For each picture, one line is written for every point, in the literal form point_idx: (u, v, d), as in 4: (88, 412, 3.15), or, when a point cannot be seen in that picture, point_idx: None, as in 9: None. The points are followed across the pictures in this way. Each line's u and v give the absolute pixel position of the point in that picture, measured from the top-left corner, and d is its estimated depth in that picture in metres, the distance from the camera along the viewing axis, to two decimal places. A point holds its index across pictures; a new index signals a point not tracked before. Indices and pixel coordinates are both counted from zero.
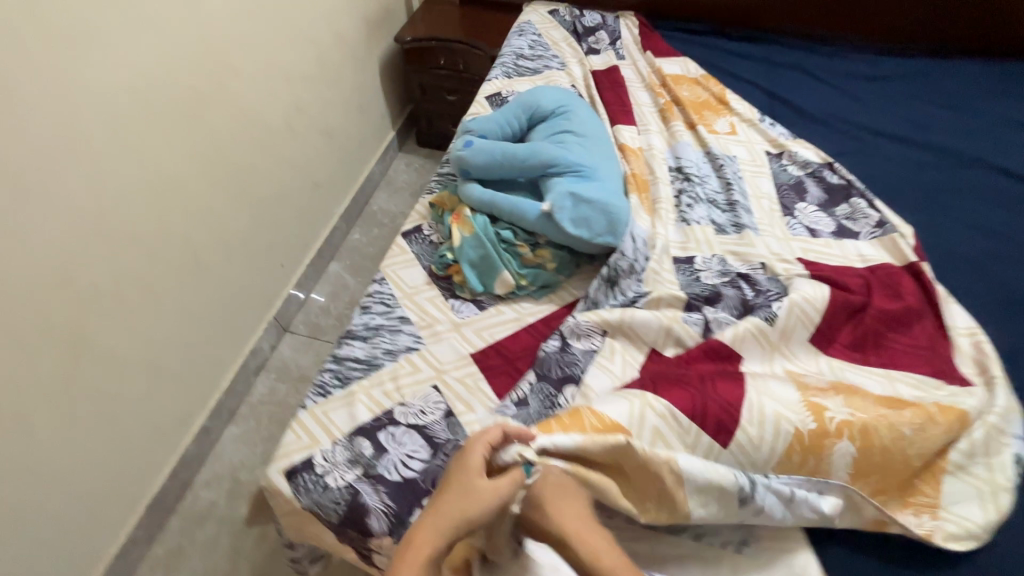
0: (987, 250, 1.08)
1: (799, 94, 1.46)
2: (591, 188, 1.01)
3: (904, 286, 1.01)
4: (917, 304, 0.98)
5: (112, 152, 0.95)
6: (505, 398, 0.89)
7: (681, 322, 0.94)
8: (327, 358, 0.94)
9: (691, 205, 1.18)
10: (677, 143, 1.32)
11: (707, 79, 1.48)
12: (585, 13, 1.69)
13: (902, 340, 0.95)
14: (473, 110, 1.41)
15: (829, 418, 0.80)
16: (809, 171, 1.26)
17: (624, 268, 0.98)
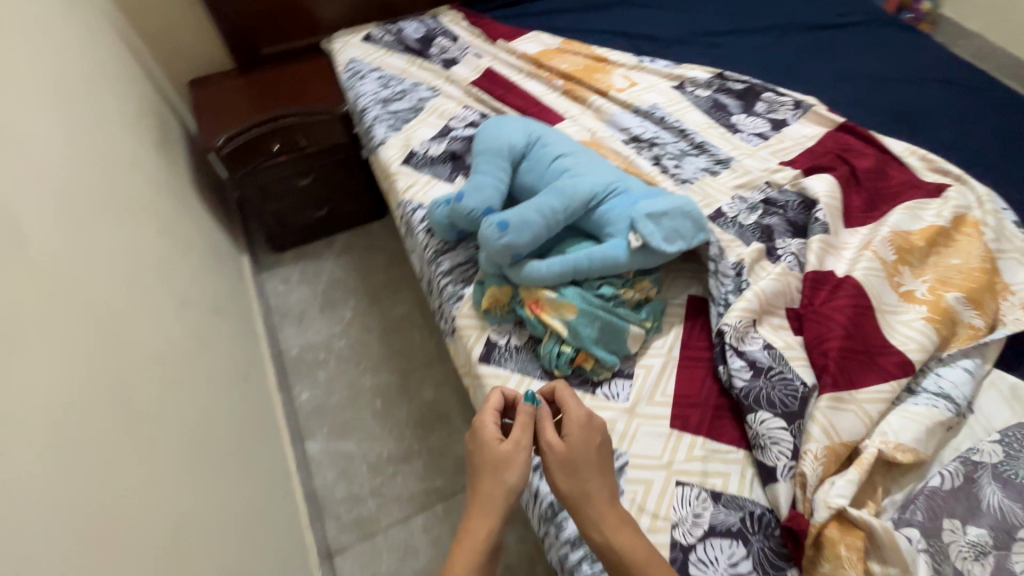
0: (856, 92, 1.37)
1: (642, 25, 1.55)
2: (649, 199, 0.95)
3: (856, 143, 1.22)
4: (876, 153, 1.19)
5: (111, 551, 0.53)
6: (747, 440, 0.83)
7: (788, 270, 0.99)
8: (568, 549, 0.77)
9: (675, 165, 1.20)
10: (611, 114, 1.29)
11: (571, 44, 1.46)
12: (401, 25, 1.47)
13: (894, 182, 1.15)
14: (402, 185, 1.16)
15: (921, 296, 0.97)
16: (715, 87, 1.38)
17: (717, 254, 0.99)
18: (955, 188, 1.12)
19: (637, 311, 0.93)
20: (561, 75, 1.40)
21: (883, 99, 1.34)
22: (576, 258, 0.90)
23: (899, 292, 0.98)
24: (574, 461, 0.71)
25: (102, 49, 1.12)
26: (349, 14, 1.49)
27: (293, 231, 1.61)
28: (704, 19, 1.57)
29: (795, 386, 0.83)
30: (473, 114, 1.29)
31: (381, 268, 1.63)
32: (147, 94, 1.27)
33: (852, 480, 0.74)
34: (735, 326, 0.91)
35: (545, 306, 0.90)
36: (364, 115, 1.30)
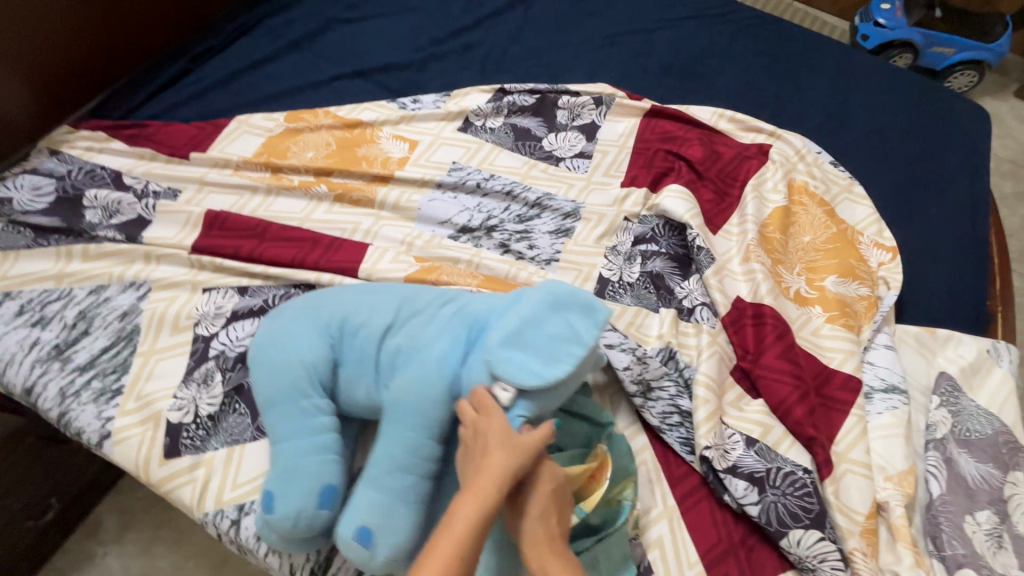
0: (635, 58, 1.23)
1: (373, 47, 1.15)
2: (510, 322, 0.66)
3: (671, 130, 1.10)
4: (695, 134, 1.10)
5: None
6: (789, 562, 0.73)
7: (711, 329, 0.87)
8: None
9: (528, 244, 0.95)
10: (418, 210, 0.95)
11: (301, 119, 1.02)
12: (6, 198, 0.86)
13: (726, 162, 1.07)
14: (188, 491, 0.70)
15: (810, 294, 0.95)
16: (505, 110, 1.11)
17: (640, 372, 0.82)
18: (773, 148, 1.10)
19: (615, 505, 0.71)
20: (314, 173, 0.97)
21: (662, 59, 1.24)
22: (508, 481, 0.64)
23: (792, 298, 0.94)
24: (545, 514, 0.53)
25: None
26: None
27: (12, 567, 0.96)
28: (440, 14, 1.23)
29: (802, 480, 0.75)
30: (227, 300, 0.83)
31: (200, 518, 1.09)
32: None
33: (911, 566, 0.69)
34: (714, 442, 0.77)
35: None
36: (38, 397, 0.74)
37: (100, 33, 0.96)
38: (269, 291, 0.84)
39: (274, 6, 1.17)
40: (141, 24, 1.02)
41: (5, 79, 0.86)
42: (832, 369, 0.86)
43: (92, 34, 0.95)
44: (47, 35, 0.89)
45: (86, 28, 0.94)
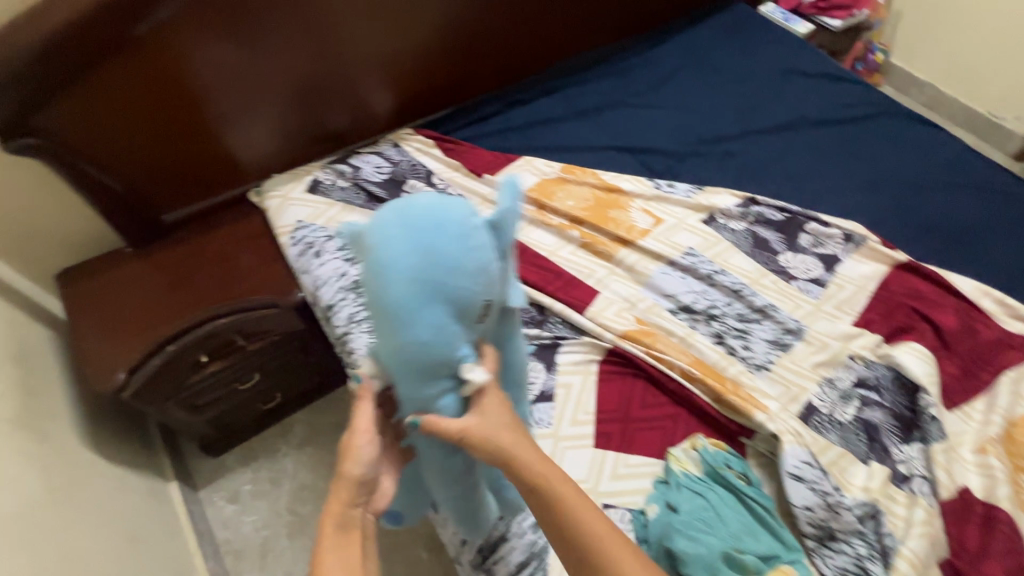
0: (896, 208, 1.22)
1: (646, 132, 1.31)
2: (381, 238, 0.56)
3: (922, 289, 1.06)
4: (950, 303, 1.04)
5: None
6: None
7: (929, 509, 0.79)
8: None
9: (743, 345, 0.97)
10: (649, 277, 1.03)
11: (572, 172, 1.19)
12: (355, 163, 1.13)
13: (983, 341, 0.99)
14: None
15: None
16: (750, 217, 1.17)
17: (826, 518, 0.77)
18: None
19: None
20: (571, 219, 1.12)
21: (926, 217, 1.20)
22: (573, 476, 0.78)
23: None
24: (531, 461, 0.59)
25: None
26: (282, 153, 1.13)
27: (232, 430, 1.20)
28: (712, 119, 1.36)
29: None
30: None
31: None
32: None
33: None
34: None
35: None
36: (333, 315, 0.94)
37: (457, 69, 1.25)
38: None
39: (575, 79, 1.41)
40: (480, 65, 1.29)
41: (384, 81, 1.17)
42: None
43: (448, 65, 1.24)
44: (421, 59, 1.19)
45: (445, 58, 1.22)
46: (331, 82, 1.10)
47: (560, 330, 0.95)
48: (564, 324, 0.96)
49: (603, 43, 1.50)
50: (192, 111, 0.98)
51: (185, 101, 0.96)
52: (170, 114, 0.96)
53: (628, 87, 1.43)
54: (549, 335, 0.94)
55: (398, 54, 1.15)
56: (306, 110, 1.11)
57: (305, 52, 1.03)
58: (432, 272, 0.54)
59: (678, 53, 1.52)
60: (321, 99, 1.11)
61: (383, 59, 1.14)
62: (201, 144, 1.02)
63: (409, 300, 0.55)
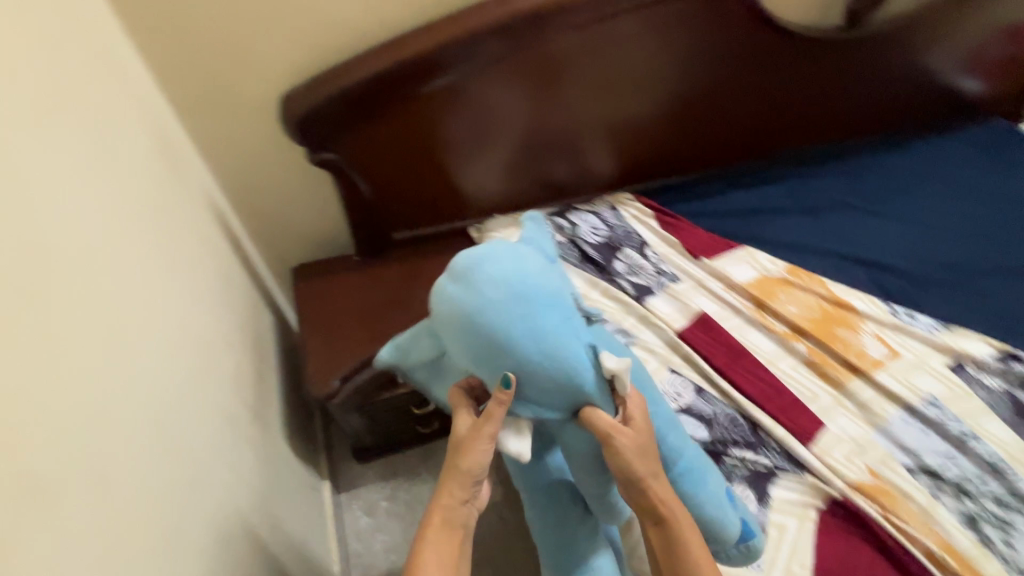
0: None
1: (884, 244, 1.15)
2: (475, 299, 0.64)
3: None
4: None
5: None
6: None
7: None
8: None
9: (1005, 540, 0.79)
10: (886, 422, 0.90)
11: (799, 275, 1.09)
12: (573, 219, 1.11)
13: None
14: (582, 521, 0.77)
15: None
16: (1015, 376, 0.96)
17: None
18: None
19: None
20: (792, 328, 1.02)
21: None
22: (726, 514, 0.71)
23: None
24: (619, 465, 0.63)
25: (173, 263, 0.75)
26: (506, 197, 1.13)
27: (388, 445, 1.21)
28: (968, 243, 1.12)
29: None
30: (684, 392, 0.92)
31: (491, 509, 1.20)
32: (230, 303, 0.90)
33: None
34: None
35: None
36: None
37: (687, 142, 1.20)
38: (721, 406, 0.91)
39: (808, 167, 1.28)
40: (711, 141, 1.22)
41: (615, 145, 1.14)
42: None
43: (678, 134, 1.18)
44: (656, 129, 1.15)
45: (679, 130, 1.18)
46: (567, 141, 1.09)
47: (777, 458, 0.86)
48: (782, 453, 0.86)
49: (846, 134, 1.34)
50: (439, 153, 1.01)
51: (437, 144, 0.99)
52: (422, 151, 1.00)
53: (868, 179, 1.26)
54: (765, 461, 0.85)
55: (637, 118, 1.12)
56: (539, 160, 1.10)
57: (554, 112, 1.04)
58: (534, 308, 0.64)
59: (932, 150, 1.28)
60: (553, 154, 1.11)
61: (621, 125, 1.11)
62: (438, 182, 1.05)
63: (530, 333, 0.63)
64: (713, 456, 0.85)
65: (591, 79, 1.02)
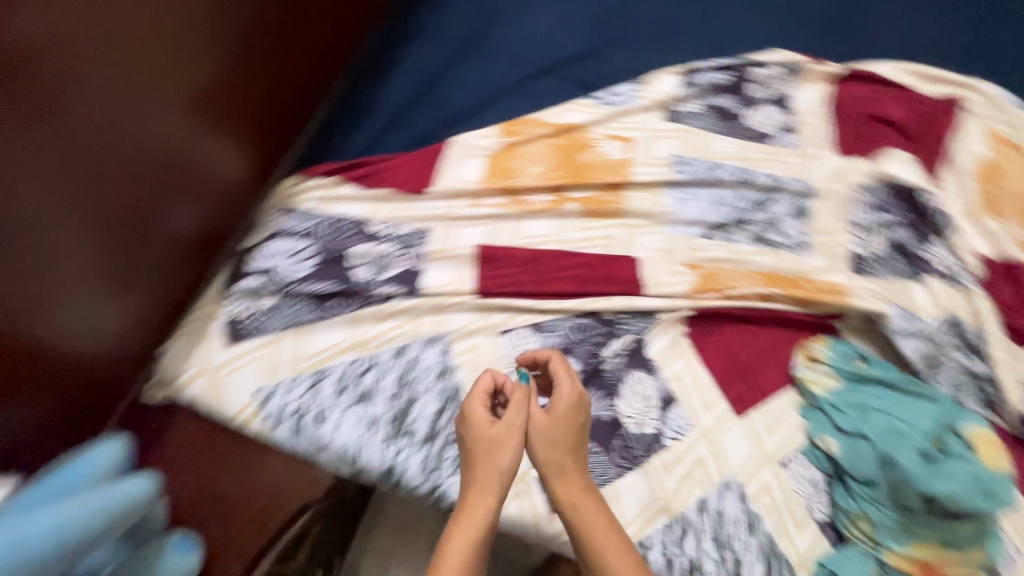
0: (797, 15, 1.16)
1: (542, 44, 1.06)
2: None
3: (869, 104, 1.07)
4: (898, 114, 1.06)
5: None
6: None
7: (960, 287, 0.91)
8: None
9: (778, 233, 0.94)
10: (666, 213, 0.92)
11: (515, 130, 0.95)
12: (260, 267, 0.78)
13: (919, 130, 1.05)
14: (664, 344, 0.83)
15: None
16: (705, 94, 1.05)
17: (934, 344, 0.85)
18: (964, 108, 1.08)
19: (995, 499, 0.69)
20: (549, 190, 0.92)
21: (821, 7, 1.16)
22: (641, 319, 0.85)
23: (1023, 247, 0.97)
24: (565, 426, 0.61)
25: None
26: (155, 309, 0.72)
27: None
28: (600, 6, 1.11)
29: None
30: (529, 343, 0.80)
31: None
32: None
33: None
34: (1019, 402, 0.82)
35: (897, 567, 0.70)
36: (402, 477, 0.70)
37: (306, 61, 0.84)
38: (562, 325, 0.83)
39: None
40: (335, 38, 0.88)
41: (226, 132, 0.74)
42: None
43: (287, 58, 0.80)
44: (270, 67, 0.77)
45: (298, 53, 0.81)
46: (178, 172, 0.68)
47: (633, 324, 0.84)
48: (633, 317, 0.85)
49: None
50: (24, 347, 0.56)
51: (11, 345, 0.55)
52: None
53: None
54: (633, 337, 0.83)
55: (233, 73, 0.71)
56: (149, 232, 0.67)
57: (118, 174, 0.61)
58: None
59: None
60: (168, 215, 0.69)
61: (216, 100, 0.70)
62: (54, 387, 0.61)
63: None
64: (594, 376, 0.80)
65: (128, 94, 0.58)
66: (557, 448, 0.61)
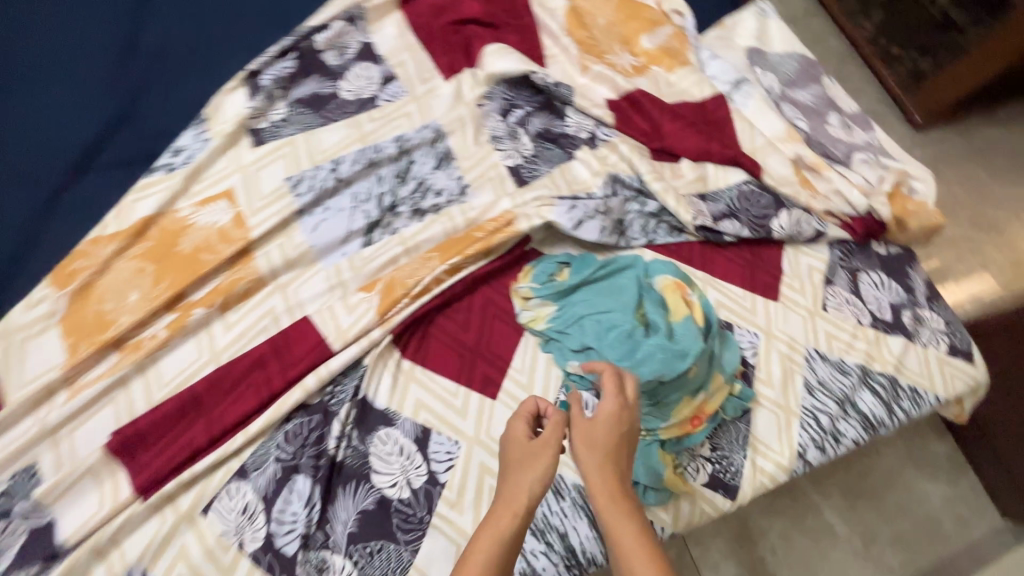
0: None
1: (46, 136, 0.79)
2: None
3: (444, 13, 1.01)
4: (473, 7, 1.00)
5: None
6: (776, 230, 0.90)
7: (602, 143, 0.94)
8: (888, 425, 0.83)
9: (433, 193, 0.87)
10: (311, 248, 0.79)
11: (72, 267, 0.72)
12: None
13: (499, 15, 1.02)
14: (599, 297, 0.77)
15: (639, 63, 1.04)
16: (281, 92, 0.90)
17: (609, 210, 0.86)
18: None
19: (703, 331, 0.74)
20: (164, 309, 0.73)
21: None
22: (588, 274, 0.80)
23: (629, 74, 1.03)
24: (607, 429, 0.55)
25: None
26: None
27: None
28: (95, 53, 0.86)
29: (750, 189, 0.92)
30: (244, 497, 0.66)
31: None
32: None
33: (839, 201, 0.93)
34: (695, 213, 0.88)
35: (671, 436, 0.73)
36: None
37: None
38: (270, 448, 0.68)
39: None
40: None
41: None
42: (711, 109, 0.99)
43: None
44: None
45: None
46: None
47: (344, 389, 0.73)
48: (340, 382, 0.73)
49: None
50: None
51: None
52: None
53: None
54: (348, 404, 0.71)
55: None
56: None
57: None
58: None
59: None
60: None
61: None
62: None
63: None
64: (335, 474, 0.69)
65: None
66: (596, 450, 0.53)
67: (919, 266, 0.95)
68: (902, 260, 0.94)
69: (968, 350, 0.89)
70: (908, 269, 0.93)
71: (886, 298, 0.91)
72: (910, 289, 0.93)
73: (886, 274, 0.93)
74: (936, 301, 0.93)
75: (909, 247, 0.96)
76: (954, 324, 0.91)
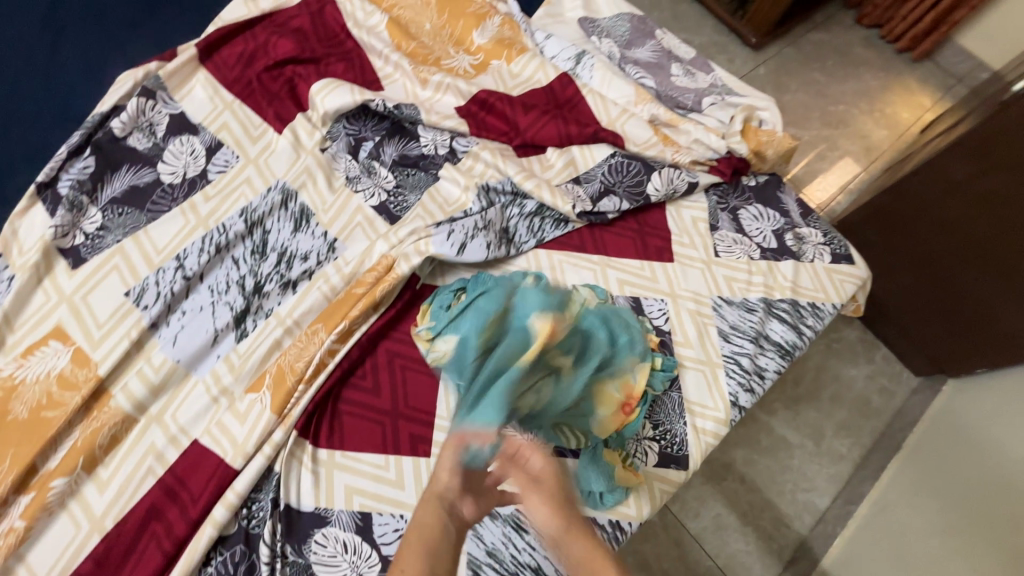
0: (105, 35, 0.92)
1: None
2: None
3: (255, 61, 0.92)
4: (285, 46, 0.92)
5: None
6: (654, 192, 0.90)
7: (463, 154, 0.90)
8: (800, 346, 0.87)
9: (299, 259, 0.79)
10: (177, 363, 0.70)
11: None
12: None
13: (317, 48, 0.95)
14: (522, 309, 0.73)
15: (477, 61, 1.01)
16: (89, 196, 0.78)
17: (490, 220, 0.83)
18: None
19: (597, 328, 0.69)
20: (16, 491, 0.62)
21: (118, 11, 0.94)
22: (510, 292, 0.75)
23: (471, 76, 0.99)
24: None
25: None
26: None
27: None
28: None
29: (619, 160, 0.92)
30: None
31: None
32: None
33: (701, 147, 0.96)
34: (573, 198, 0.87)
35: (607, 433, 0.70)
36: None
37: None
38: None
39: None
40: None
41: None
42: (560, 91, 0.98)
43: None
44: None
45: None
46: None
47: (263, 505, 0.65)
48: (255, 499, 0.66)
49: None
50: None
51: None
52: None
53: None
54: (270, 522, 0.64)
55: None
56: None
57: None
58: None
59: None
60: None
61: None
62: None
63: None
64: None
65: None
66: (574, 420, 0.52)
67: (787, 188, 1.00)
68: (771, 187, 0.99)
69: (848, 251, 0.96)
70: (778, 194, 0.98)
71: (766, 227, 0.95)
72: (785, 212, 0.97)
73: (760, 205, 0.97)
74: (809, 216, 0.98)
75: (774, 172, 1.01)
76: (829, 231, 0.98)
